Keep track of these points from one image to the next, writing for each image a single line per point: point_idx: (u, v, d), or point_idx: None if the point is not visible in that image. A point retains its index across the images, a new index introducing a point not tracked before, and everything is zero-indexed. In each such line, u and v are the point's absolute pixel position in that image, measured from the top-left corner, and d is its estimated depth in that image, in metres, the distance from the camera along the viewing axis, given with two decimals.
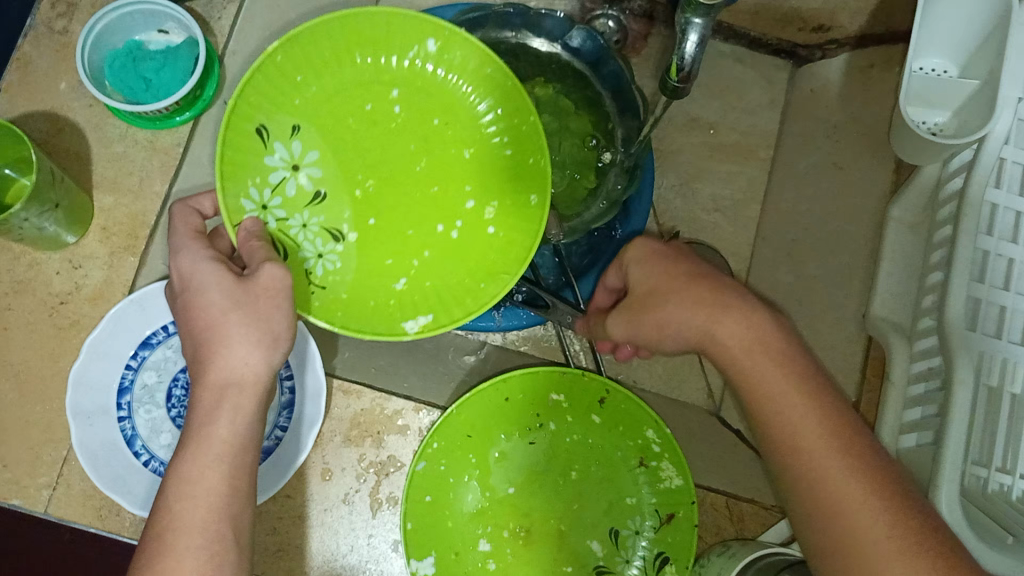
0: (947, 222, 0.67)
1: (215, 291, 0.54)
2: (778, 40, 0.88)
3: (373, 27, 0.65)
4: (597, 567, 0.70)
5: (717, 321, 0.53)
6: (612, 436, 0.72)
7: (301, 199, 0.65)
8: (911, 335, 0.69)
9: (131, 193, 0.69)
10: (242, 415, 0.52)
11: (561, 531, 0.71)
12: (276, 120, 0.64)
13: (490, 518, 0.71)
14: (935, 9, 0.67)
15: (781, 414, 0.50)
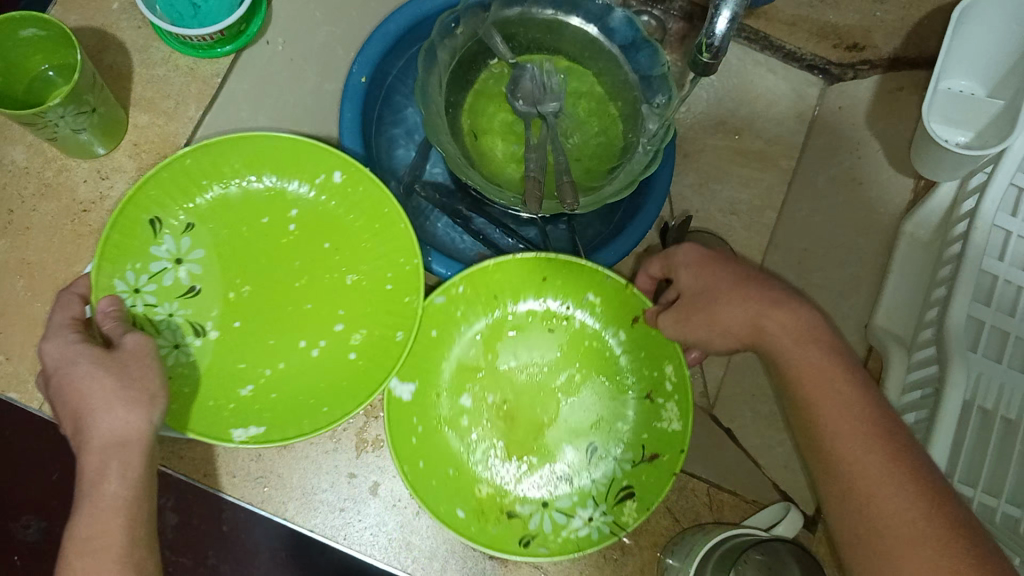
0: (959, 238, 0.68)
1: (87, 363, 0.57)
2: (812, 56, 0.88)
3: (275, 154, 0.68)
4: (562, 467, 0.71)
5: (772, 319, 0.60)
6: (636, 361, 0.73)
7: (171, 288, 0.67)
8: (911, 346, 0.69)
9: (166, 115, 0.71)
10: (132, 472, 0.55)
11: (545, 439, 0.71)
12: (163, 206, 0.67)
13: (481, 385, 0.72)
14: (967, 30, 0.68)
15: (826, 416, 0.56)
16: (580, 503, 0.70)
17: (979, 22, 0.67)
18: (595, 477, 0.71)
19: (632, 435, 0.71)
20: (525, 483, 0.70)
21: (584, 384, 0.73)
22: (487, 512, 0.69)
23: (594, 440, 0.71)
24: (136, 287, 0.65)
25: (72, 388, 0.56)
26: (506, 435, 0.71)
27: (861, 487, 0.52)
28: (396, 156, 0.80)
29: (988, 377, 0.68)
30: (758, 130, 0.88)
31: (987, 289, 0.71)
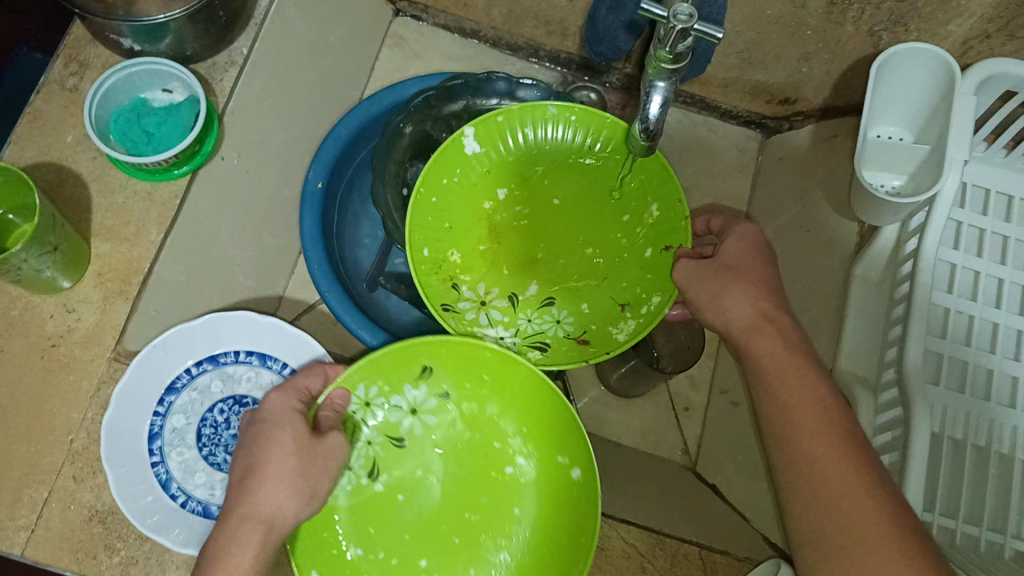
0: (906, 276, 0.70)
1: (286, 434, 0.59)
2: (748, 112, 0.94)
3: (543, 407, 0.67)
4: (513, 295, 0.75)
5: (758, 324, 0.62)
6: (628, 272, 0.75)
7: (392, 428, 0.68)
8: (876, 387, 0.71)
9: (127, 241, 0.72)
10: (264, 550, 0.55)
11: (518, 259, 0.76)
12: (444, 368, 0.68)
13: (518, 182, 0.76)
14: (887, 80, 0.72)
15: (796, 416, 0.56)
16: (528, 308, 0.75)
17: (898, 72, 0.71)
18: (531, 320, 0.75)
19: (575, 322, 0.75)
20: (490, 285, 0.75)
21: (559, 270, 0.76)
22: (447, 272, 0.73)
23: (556, 285, 0.76)
24: (369, 400, 0.67)
25: (262, 445, 0.59)
26: (474, 262, 0.75)
27: (830, 487, 0.52)
28: (360, 254, 0.81)
29: (954, 408, 0.71)
30: (706, 187, 0.94)
31: (941, 322, 0.74)
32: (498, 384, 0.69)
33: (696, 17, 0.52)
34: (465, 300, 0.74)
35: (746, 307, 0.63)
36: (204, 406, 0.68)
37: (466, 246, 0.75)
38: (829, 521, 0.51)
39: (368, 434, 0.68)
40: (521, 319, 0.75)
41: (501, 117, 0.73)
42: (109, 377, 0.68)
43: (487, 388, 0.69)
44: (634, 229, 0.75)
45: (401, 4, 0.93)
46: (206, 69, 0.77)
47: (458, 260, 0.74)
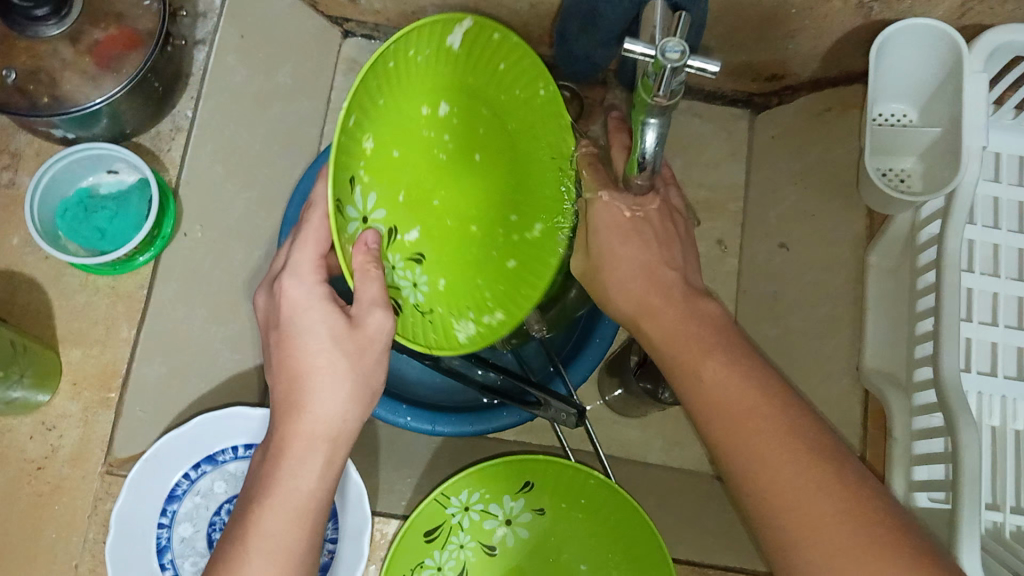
0: (930, 267, 0.66)
1: (321, 332, 0.50)
2: (733, 92, 0.88)
3: (642, 543, 0.62)
4: (392, 229, 0.57)
5: (645, 309, 0.55)
6: (503, 279, 0.62)
7: (486, 535, 0.67)
8: (908, 388, 0.67)
9: (99, 343, 0.68)
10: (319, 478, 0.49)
11: (404, 184, 0.58)
12: (545, 486, 0.66)
13: (434, 104, 0.58)
14: (890, 58, 0.68)
15: (722, 407, 0.48)
16: (397, 251, 0.58)
17: (898, 51, 0.67)
18: (393, 268, 0.57)
19: (426, 293, 0.59)
20: (379, 201, 0.56)
21: (436, 226, 0.60)
22: (358, 162, 0.52)
23: (437, 248, 0.60)
24: (469, 506, 0.66)
25: (294, 315, 0.50)
26: (376, 164, 0.56)
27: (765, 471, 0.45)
28: None
29: (989, 395, 0.69)
30: (698, 177, 0.89)
31: (967, 303, 0.71)
32: (592, 512, 0.65)
33: (689, 51, 0.46)
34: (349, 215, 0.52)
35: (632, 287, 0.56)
36: (211, 510, 0.64)
37: (387, 139, 0.56)
38: (771, 503, 0.44)
39: (460, 537, 0.67)
40: (400, 279, 0.57)
41: (505, 66, 0.59)
42: (104, 493, 0.64)
43: (586, 513, 0.65)
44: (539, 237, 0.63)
45: (349, 24, 0.85)
46: (151, 140, 0.74)
47: (369, 156, 0.54)
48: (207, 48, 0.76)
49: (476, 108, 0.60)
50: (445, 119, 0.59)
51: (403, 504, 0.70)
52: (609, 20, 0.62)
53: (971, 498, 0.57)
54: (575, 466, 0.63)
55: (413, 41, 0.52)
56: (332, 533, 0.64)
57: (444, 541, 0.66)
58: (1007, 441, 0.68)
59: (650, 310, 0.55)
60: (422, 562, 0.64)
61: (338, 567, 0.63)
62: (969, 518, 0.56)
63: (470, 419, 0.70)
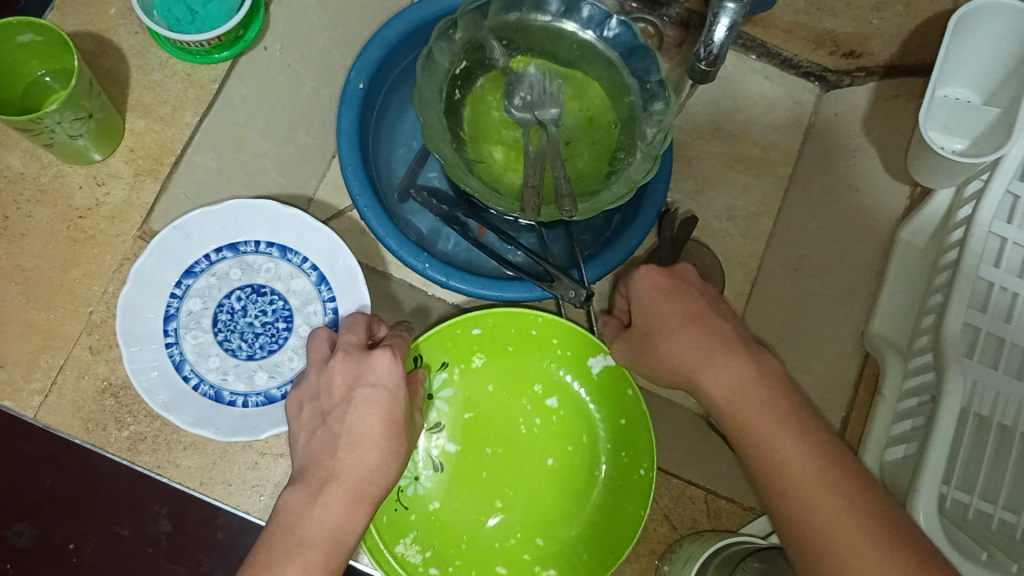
0: (955, 245, 0.68)
1: (381, 412, 0.57)
2: (809, 63, 0.89)
3: (631, 482, 0.66)
4: (437, 426, 0.68)
5: (706, 364, 0.57)
6: (497, 516, 0.67)
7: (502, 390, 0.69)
8: (907, 353, 0.69)
9: (163, 121, 0.71)
10: (347, 523, 0.53)
11: (482, 415, 0.69)
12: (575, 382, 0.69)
13: (550, 388, 0.70)
14: (967, 36, 0.68)
15: (786, 462, 0.50)
16: (428, 443, 0.68)
17: (975, 29, 0.67)
18: (417, 451, 0.67)
19: (428, 489, 0.67)
20: (451, 394, 0.69)
21: (474, 457, 0.68)
22: (458, 357, 0.68)
23: (470, 427, 0.69)
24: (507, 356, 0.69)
25: (358, 409, 0.56)
26: (476, 390, 0.69)
27: (819, 515, 0.47)
28: (395, 166, 0.80)
29: None
30: (756, 136, 0.90)
31: None
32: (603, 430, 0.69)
33: None
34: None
35: (691, 346, 0.58)
36: (222, 292, 0.67)
37: (491, 353, 0.69)
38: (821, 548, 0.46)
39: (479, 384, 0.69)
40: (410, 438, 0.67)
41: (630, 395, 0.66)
42: (132, 255, 0.68)
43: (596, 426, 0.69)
44: (507, 500, 0.68)
45: None
46: None
47: (470, 366, 0.69)
48: None
49: (570, 434, 0.69)
50: (548, 411, 0.70)
51: None
52: None
53: (941, 447, 0.58)
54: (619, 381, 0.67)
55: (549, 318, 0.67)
56: None
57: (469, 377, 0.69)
58: None
59: (719, 364, 0.57)
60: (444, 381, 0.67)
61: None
62: (933, 464, 0.58)
63: (486, 283, 0.73)
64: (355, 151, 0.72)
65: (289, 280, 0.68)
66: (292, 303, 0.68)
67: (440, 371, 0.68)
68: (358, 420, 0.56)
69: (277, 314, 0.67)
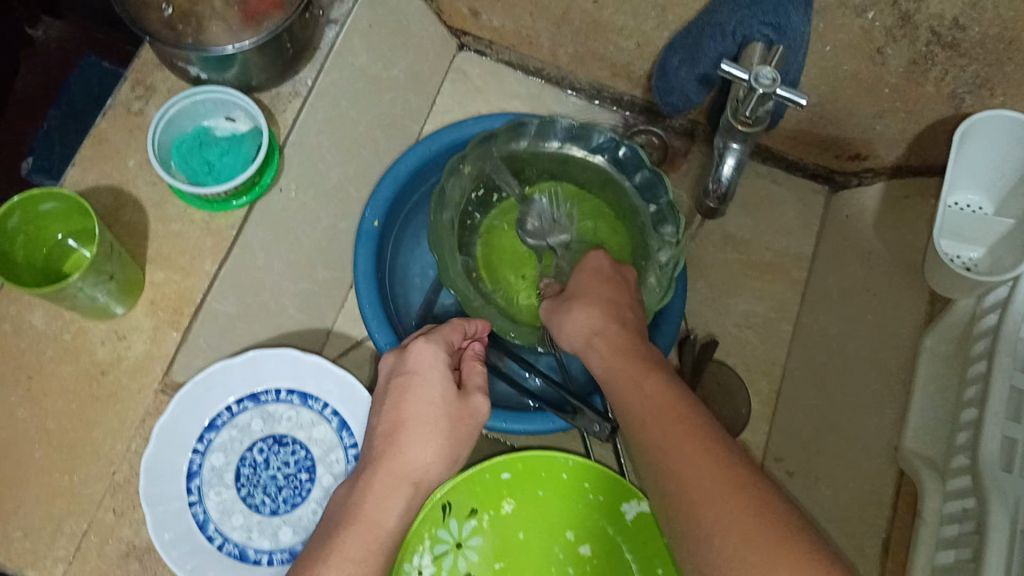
0: (981, 357, 0.67)
1: (436, 385, 0.63)
2: (814, 165, 0.90)
3: None
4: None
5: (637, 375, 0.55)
6: None
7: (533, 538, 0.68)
8: (944, 472, 0.68)
9: (183, 270, 0.72)
10: (405, 514, 0.58)
11: (511, 564, 0.67)
12: (608, 531, 0.68)
13: (583, 537, 0.68)
14: (971, 148, 0.69)
15: (679, 460, 0.48)
16: None
17: (977, 142, 0.69)
18: None
19: None
20: (481, 543, 0.67)
21: None
22: (488, 504, 0.68)
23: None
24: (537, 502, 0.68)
25: (409, 386, 0.63)
26: (505, 538, 0.68)
27: (712, 506, 0.45)
28: (412, 293, 0.80)
29: None
30: (767, 240, 0.91)
31: None
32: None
33: (778, 81, 0.50)
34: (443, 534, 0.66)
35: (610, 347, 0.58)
36: (244, 445, 0.68)
37: (521, 500, 0.68)
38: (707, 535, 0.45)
39: (509, 531, 0.68)
40: None
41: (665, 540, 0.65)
42: (155, 410, 0.67)
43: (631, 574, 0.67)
44: None
45: (466, 38, 0.92)
46: (271, 98, 0.76)
47: (500, 513, 0.68)
48: (337, 28, 0.78)
49: None
50: (581, 560, 0.68)
51: None
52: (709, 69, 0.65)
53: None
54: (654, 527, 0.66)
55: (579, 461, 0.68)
56: None
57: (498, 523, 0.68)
58: None
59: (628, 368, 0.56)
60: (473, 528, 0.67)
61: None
62: None
63: (503, 417, 0.72)
64: (373, 287, 0.73)
65: (310, 428, 0.69)
66: (313, 452, 0.68)
67: (470, 519, 0.67)
68: (419, 389, 0.62)
69: (299, 464, 0.68)
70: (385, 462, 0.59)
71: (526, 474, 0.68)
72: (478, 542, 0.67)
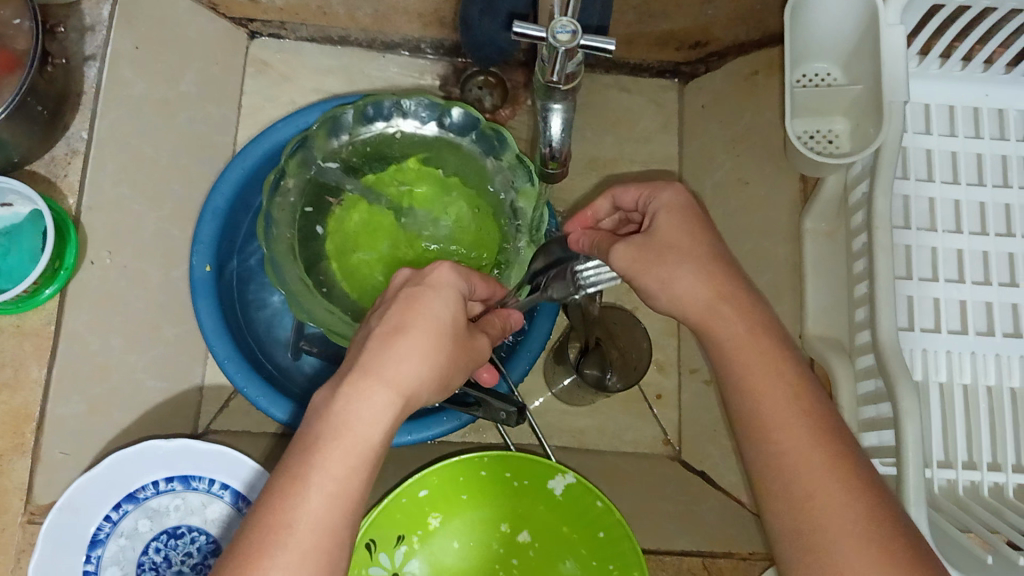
0: (862, 229, 0.64)
1: (442, 304, 0.45)
2: (659, 62, 0.85)
3: None
4: None
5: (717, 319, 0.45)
6: None
7: (471, 539, 0.66)
8: (852, 351, 0.66)
9: (9, 387, 0.64)
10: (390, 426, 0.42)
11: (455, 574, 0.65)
12: (543, 511, 0.65)
13: (521, 523, 0.66)
14: (806, 18, 0.66)
15: (780, 441, 0.42)
16: None
17: (812, 10, 0.66)
18: None
19: None
20: (419, 564, 0.65)
21: None
22: (414, 526, 0.64)
23: None
24: (463, 506, 0.65)
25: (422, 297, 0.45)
26: (441, 550, 0.65)
27: (818, 504, 0.39)
28: (277, 323, 0.73)
29: (935, 351, 0.67)
30: (631, 154, 0.86)
31: (905, 261, 0.69)
32: (585, 551, 0.63)
33: (581, 29, 0.45)
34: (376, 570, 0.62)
35: (703, 285, 0.45)
36: (138, 550, 0.62)
37: (447, 510, 0.65)
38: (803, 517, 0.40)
39: (444, 542, 0.65)
40: None
41: (600, 504, 0.61)
42: (26, 546, 0.61)
43: (576, 548, 0.64)
44: None
45: (254, 25, 0.81)
46: (46, 167, 0.69)
47: (429, 530, 0.65)
48: (98, 64, 0.70)
49: (553, 564, 0.65)
50: (522, 547, 0.65)
51: None
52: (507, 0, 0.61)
53: (915, 464, 0.54)
54: (585, 496, 0.62)
55: (489, 456, 0.63)
56: None
57: (429, 538, 0.65)
58: (957, 397, 0.66)
59: (729, 312, 0.45)
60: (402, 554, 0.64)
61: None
62: (914, 485, 0.54)
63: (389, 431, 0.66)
64: (228, 342, 0.67)
65: (203, 510, 0.64)
66: (214, 533, 0.63)
67: (400, 547, 0.64)
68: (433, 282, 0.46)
69: (203, 551, 0.63)
70: (375, 371, 0.42)
71: (441, 484, 0.64)
72: (416, 565, 0.65)
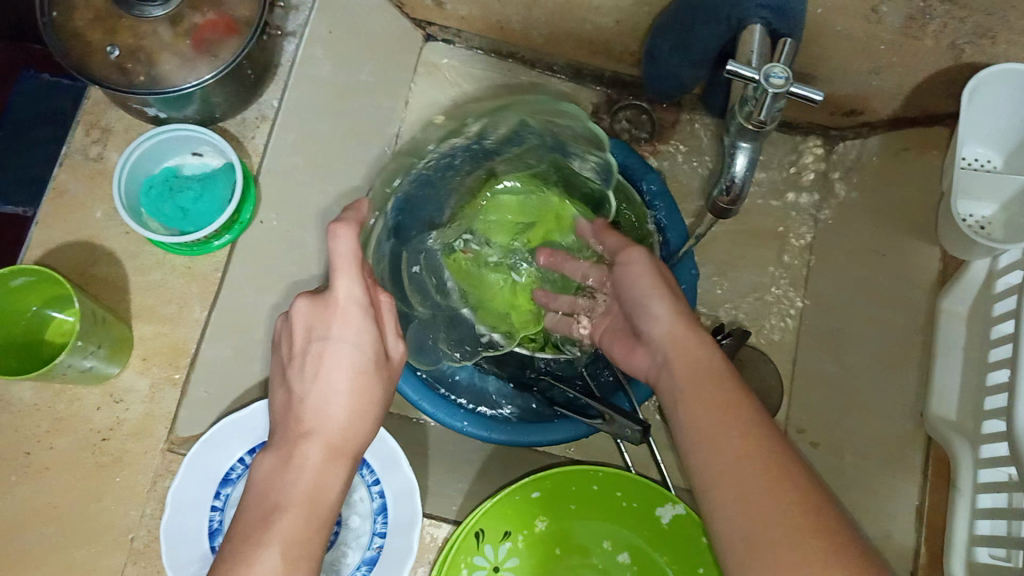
0: (1008, 317, 0.64)
1: (347, 354, 0.53)
2: (808, 124, 0.86)
3: None
4: None
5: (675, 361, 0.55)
6: None
7: (572, 549, 0.68)
8: (975, 440, 0.66)
9: (171, 321, 0.69)
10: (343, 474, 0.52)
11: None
12: (645, 535, 0.67)
13: (622, 544, 0.67)
14: (980, 102, 0.69)
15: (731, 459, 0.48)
16: None
17: (990, 97, 0.69)
18: None
19: None
20: (519, 564, 0.67)
21: None
22: (522, 525, 0.66)
23: None
24: (570, 514, 0.67)
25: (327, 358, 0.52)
26: (542, 552, 0.67)
27: (761, 519, 0.45)
28: None
29: None
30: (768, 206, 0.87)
31: None
32: None
33: (794, 77, 0.48)
34: (480, 560, 0.65)
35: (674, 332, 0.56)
36: None
37: (554, 516, 0.67)
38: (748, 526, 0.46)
39: (547, 546, 0.67)
40: None
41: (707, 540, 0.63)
42: (164, 471, 0.65)
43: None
44: None
45: (430, 28, 0.85)
46: (237, 126, 0.75)
47: (535, 532, 0.67)
48: (297, 41, 0.77)
49: None
50: (621, 567, 0.67)
51: (453, 509, 0.71)
52: (702, 42, 0.65)
53: None
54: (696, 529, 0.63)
55: (604, 472, 0.65)
56: (382, 526, 0.65)
57: (532, 539, 0.67)
58: None
59: (687, 351, 0.54)
60: (504, 548, 0.66)
61: (387, 559, 0.65)
62: None
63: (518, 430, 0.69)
64: None
65: None
66: None
67: (505, 542, 0.66)
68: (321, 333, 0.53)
69: None
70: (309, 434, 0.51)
71: (555, 489, 0.66)
72: (518, 564, 0.67)
